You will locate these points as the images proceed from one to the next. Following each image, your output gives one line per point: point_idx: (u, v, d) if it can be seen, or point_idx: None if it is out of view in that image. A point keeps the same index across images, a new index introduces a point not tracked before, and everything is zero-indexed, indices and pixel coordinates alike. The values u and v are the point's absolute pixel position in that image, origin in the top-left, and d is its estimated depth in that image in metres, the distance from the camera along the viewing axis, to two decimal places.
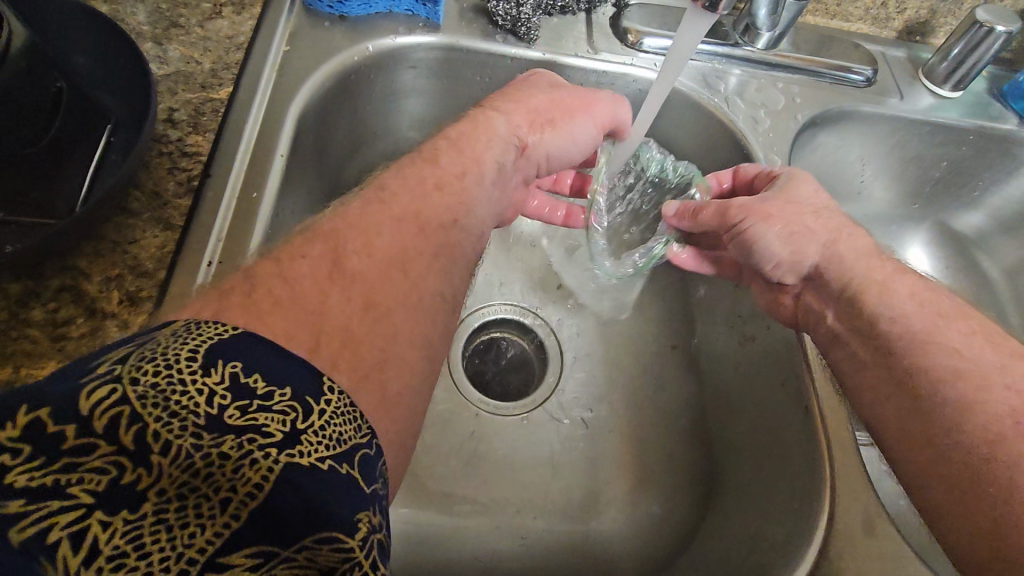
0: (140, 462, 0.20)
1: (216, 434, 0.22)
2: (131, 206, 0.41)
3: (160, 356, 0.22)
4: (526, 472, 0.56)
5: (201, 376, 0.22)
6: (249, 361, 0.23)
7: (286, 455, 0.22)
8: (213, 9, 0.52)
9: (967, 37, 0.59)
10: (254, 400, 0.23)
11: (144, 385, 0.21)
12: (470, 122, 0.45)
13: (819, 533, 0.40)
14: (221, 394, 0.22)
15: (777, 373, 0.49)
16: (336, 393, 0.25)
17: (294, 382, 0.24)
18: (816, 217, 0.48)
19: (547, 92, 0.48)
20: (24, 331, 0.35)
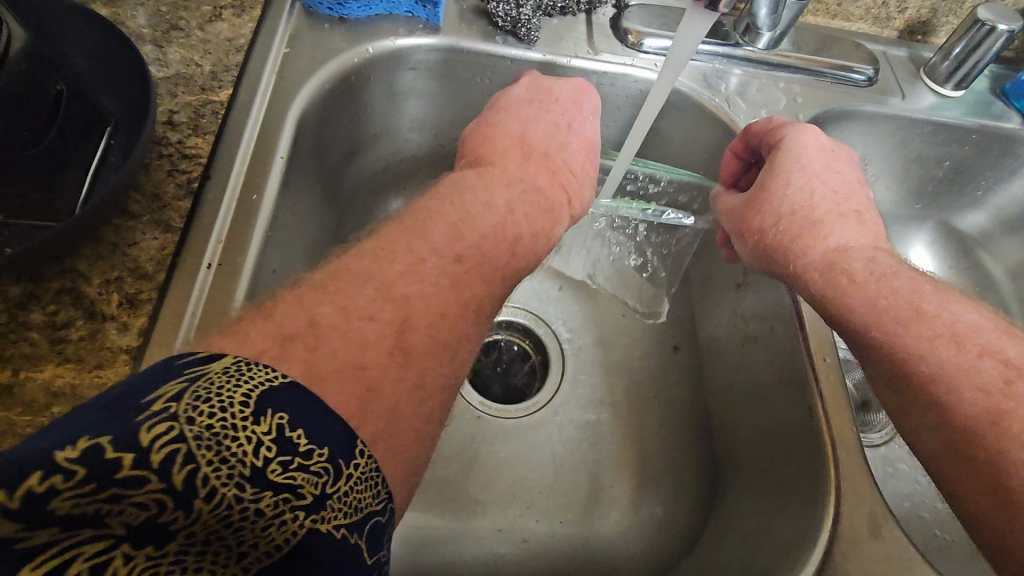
0: (181, 505, 0.21)
1: (256, 489, 0.23)
2: (131, 209, 0.40)
3: (217, 398, 0.23)
4: (528, 474, 0.55)
5: (252, 425, 0.23)
6: (297, 418, 0.24)
7: (310, 520, 0.23)
8: (213, 12, 0.52)
9: (968, 36, 0.59)
10: (297, 457, 0.24)
11: (199, 427, 0.22)
12: (548, 217, 0.44)
13: (825, 534, 0.39)
14: (267, 446, 0.23)
15: (780, 373, 0.48)
16: (365, 457, 0.26)
17: (333, 444, 0.25)
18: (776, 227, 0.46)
19: (583, 163, 0.48)
20: (23, 333, 0.35)
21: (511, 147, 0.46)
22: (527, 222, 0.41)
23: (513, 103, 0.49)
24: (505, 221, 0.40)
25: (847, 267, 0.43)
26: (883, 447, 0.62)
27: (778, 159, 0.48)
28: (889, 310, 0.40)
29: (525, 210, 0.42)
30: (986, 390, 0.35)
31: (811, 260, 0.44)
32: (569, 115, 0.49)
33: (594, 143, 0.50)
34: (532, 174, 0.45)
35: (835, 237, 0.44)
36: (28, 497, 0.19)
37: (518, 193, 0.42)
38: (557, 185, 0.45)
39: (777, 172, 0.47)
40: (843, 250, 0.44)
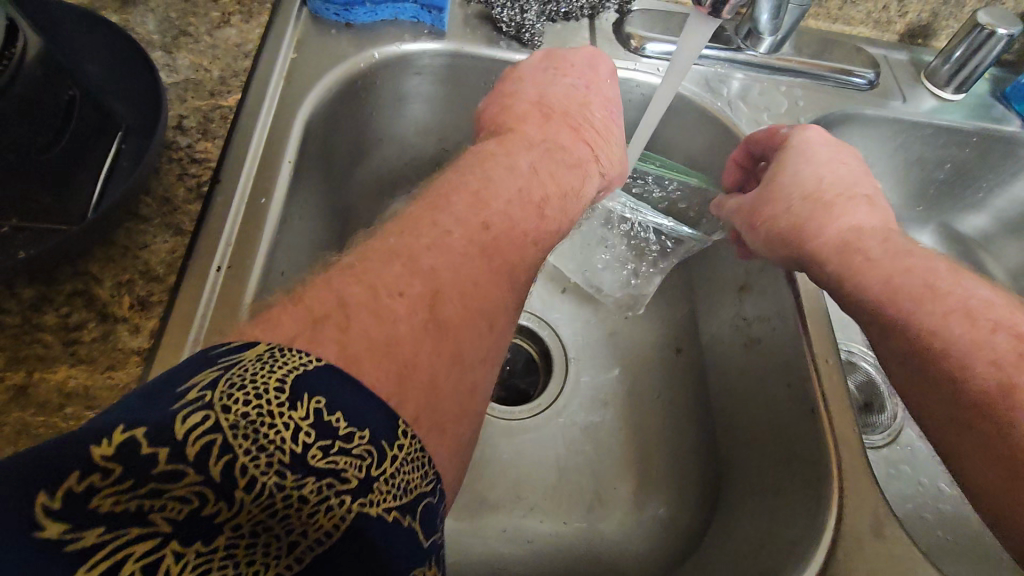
0: (223, 496, 0.21)
1: (298, 475, 0.22)
2: (142, 212, 0.41)
3: (251, 385, 0.23)
4: (533, 475, 0.56)
5: (290, 410, 0.23)
6: (334, 401, 0.24)
7: (359, 505, 0.23)
8: (221, 18, 0.52)
9: (969, 39, 0.60)
10: (336, 441, 0.23)
11: (235, 415, 0.22)
12: (576, 173, 0.45)
13: (828, 533, 0.40)
14: (305, 431, 0.23)
15: (783, 375, 0.49)
16: (408, 438, 0.26)
17: (373, 425, 0.25)
18: (787, 215, 0.48)
19: (614, 126, 0.50)
20: (36, 335, 0.36)
21: (529, 109, 0.46)
22: (552, 184, 0.42)
23: (526, 70, 0.49)
24: (529, 185, 0.41)
25: (860, 245, 0.44)
26: (885, 448, 0.62)
27: (785, 153, 0.49)
28: (904, 287, 0.41)
29: (551, 174, 0.42)
30: (997, 364, 0.36)
31: (825, 240, 0.45)
32: (586, 78, 0.50)
33: (614, 104, 0.51)
34: (554, 137, 0.45)
35: (851, 218, 0.46)
36: (70, 496, 0.19)
37: (540, 152, 0.43)
38: (583, 143, 0.47)
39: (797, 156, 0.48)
40: (857, 229, 0.45)
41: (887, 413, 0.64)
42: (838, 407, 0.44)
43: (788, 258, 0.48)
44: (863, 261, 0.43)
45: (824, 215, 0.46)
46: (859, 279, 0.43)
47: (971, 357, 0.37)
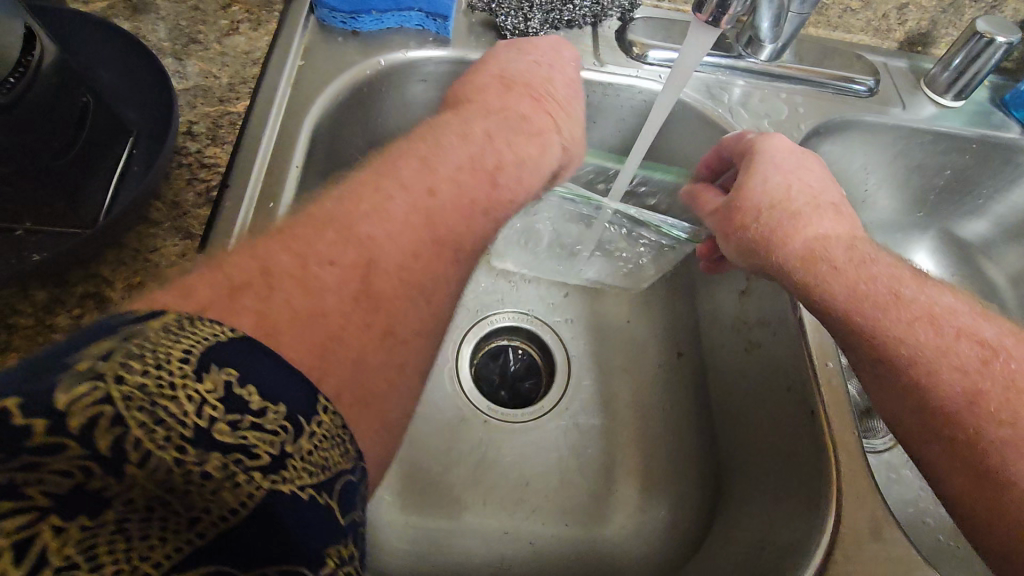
0: (112, 471, 0.18)
1: (202, 451, 0.20)
2: (152, 216, 0.42)
3: (152, 356, 0.21)
4: (535, 478, 0.56)
5: (194, 382, 0.21)
6: (248, 374, 0.23)
7: (271, 480, 0.20)
8: (230, 25, 0.53)
9: (966, 49, 0.61)
10: (247, 416, 0.21)
11: (130, 386, 0.20)
12: (535, 144, 0.46)
13: (825, 536, 0.40)
14: (213, 404, 0.21)
15: (782, 380, 0.49)
16: (328, 415, 0.24)
17: (290, 401, 0.23)
18: (762, 216, 0.46)
19: (580, 114, 0.51)
20: (50, 336, 0.36)
21: (492, 84, 0.49)
22: (509, 150, 0.44)
23: (494, 51, 0.52)
24: (483, 151, 0.43)
25: (825, 255, 0.44)
26: (886, 453, 0.63)
27: (756, 159, 0.47)
28: (869, 296, 0.42)
29: (492, 144, 0.44)
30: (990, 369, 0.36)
31: (793, 249, 0.44)
32: (547, 57, 0.52)
33: (575, 84, 0.52)
34: (517, 110, 0.47)
35: (817, 228, 0.45)
36: None
37: (499, 124, 0.45)
38: (543, 114, 0.48)
39: (769, 158, 0.47)
40: (824, 238, 0.44)
41: None
42: (837, 410, 0.44)
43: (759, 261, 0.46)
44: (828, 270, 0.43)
45: (795, 218, 0.45)
46: (826, 285, 0.43)
47: (941, 371, 0.39)
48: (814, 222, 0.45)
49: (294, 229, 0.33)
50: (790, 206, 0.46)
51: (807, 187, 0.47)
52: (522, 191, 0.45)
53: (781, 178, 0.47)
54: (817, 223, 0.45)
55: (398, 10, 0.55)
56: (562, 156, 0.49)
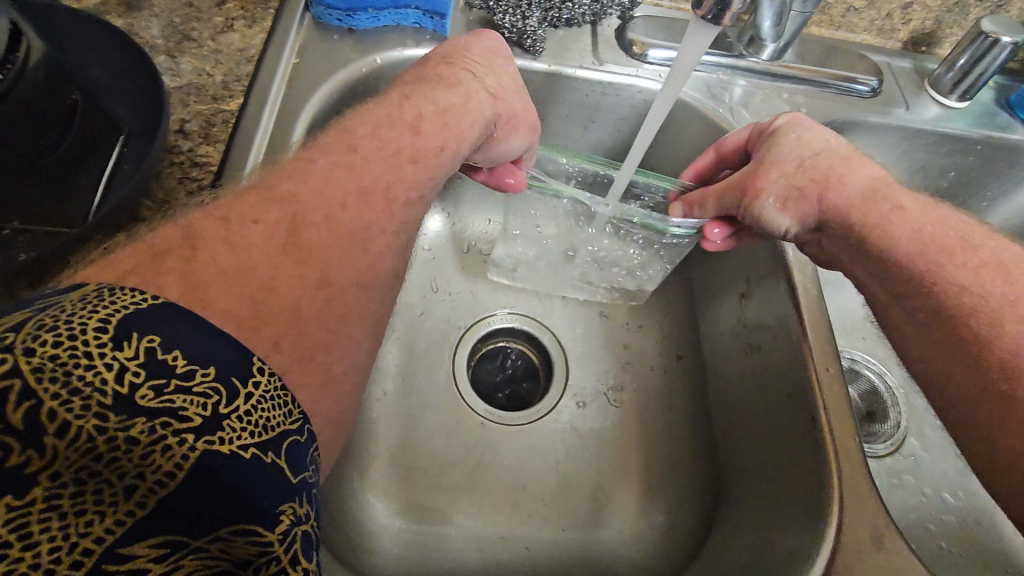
0: (31, 444, 0.20)
1: (125, 417, 0.22)
2: (142, 215, 0.41)
3: (64, 326, 0.22)
4: (532, 482, 0.55)
5: (115, 349, 0.23)
6: (170, 336, 0.24)
7: (203, 443, 0.23)
8: (225, 23, 0.53)
9: (972, 48, 0.59)
10: (172, 379, 0.23)
11: (41, 359, 0.22)
12: (457, 92, 0.45)
13: (826, 545, 0.39)
14: (133, 370, 0.23)
15: (784, 384, 0.48)
16: (266, 375, 0.26)
17: (218, 362, 0.24)
18: (802, 171, 0.47)
19: (511, 73, 0.50)
20: None
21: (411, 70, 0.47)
22: (428, 103, 0.43)
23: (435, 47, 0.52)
24: (399, 108, 0.42)
25: (889, 195, 0.45)
26: (888, 457, 0.62)
27: (783, 126, 0.49)
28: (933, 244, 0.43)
29: (411, 105, 0.43)
30: None
31: (853, 189, 0.46)
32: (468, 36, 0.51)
33: (503, 50, 0.51)
34: (428, 73, 0.46)
35: (872, 171, 0.47)
36: None
37: (414, 85, 0.45)
38: (462, 71, 0.47)
39: (796, 120, 0.49)
40: (879, 182, 0.46)
41: (889, 423, 0.64)
42: (837, 418, 0.43)
43: (806, 211, 0.47)
44: (893, 208, 0.44)
45: (842, 165, 0.46)
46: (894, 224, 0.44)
47: None
48: (861, 168, 0.46)
49: (253, 211, 0.33)
50: (831, 157, 0.47)
51: (839, 141, 0.48)
52: (452, 139, 0.43)
53: (813, 136, 0.48)
54: (864, 168, 0.46)
55: (395, 8, 0.54)
56: (499, 118, 0.47)
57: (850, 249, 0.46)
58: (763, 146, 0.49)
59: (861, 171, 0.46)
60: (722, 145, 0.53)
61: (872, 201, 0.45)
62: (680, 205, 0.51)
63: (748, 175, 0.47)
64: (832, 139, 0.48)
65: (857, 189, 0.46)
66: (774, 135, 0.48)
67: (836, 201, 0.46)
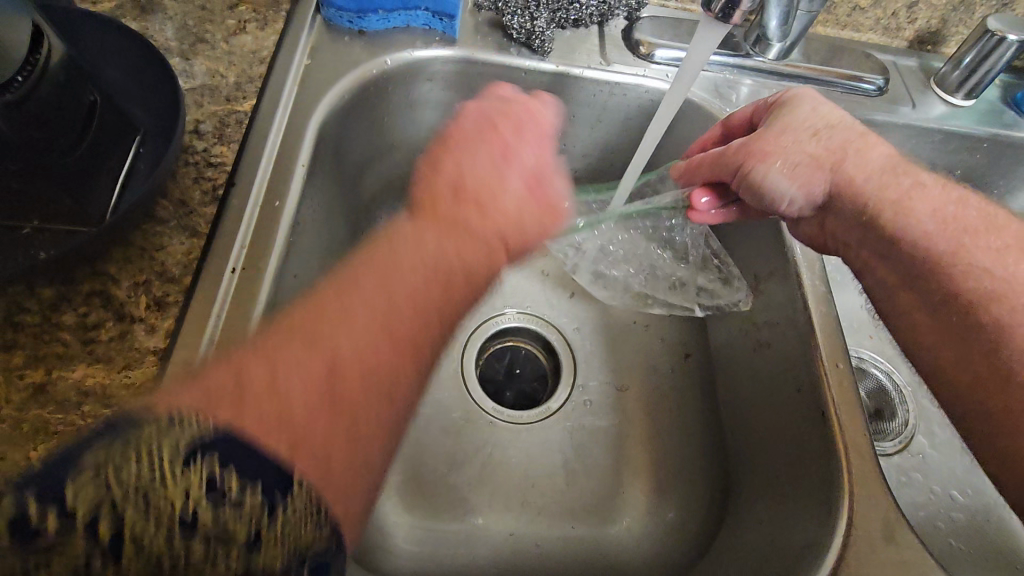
0: (111, 558, 0.22)
1: (185, 534, 0.23)
2: (158, 214, 0.42)
3: (139, 455, 0.24)
4: (542, 480, 0.56)
5: (177, 474, 0.24)
6: (224, 458, 0.25)
7: (245, 559, 0.24)
8: (237, 25, 0.53)
9: (978, 46, 0.59)
10: (222, 499, 0.24)
11: (125, 484, 0.23)
12: (488, 223, 0.48)
13: (837, 538, 0.39)
14: (193, 491, 0.24)
15: (792, 380, 0.48)
16: (301, 489, 0.26)
17: (264, 479, 0.25)
18: (817, 141, 0.47)
19: (547, 164, 0.53)
20: (55, 334, 0.37)
21: (444, 191, 0.48)
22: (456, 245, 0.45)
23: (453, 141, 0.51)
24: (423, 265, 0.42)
25: (908, 171, 0.47)
26: (897, 455, 0.62)
27: (794, 96, 0.49)
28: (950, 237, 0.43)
29: (465, 228, 0.47)
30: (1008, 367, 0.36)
31: (873, 166, 0.47)
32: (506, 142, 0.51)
33: (538, 152, 0.52)
34: (460, 214, 0.47)
35: (884, 149, 0.48)
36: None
37: (445, 229, 0.46)
38: (489, 210, 0.48)
39: (806, 93, 0.50)
40: (890, 158, 0.47)
41: (898, 420, 0.64)
42: (845, 412, 0.44)
43: (814, 183, 0.48)
44: (913, 184, 0.46)
45: (852, 137, 0.47)
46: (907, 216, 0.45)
47: None
48: (871, 141, 0.48)
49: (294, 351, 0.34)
50: (841, 129, 0.48)
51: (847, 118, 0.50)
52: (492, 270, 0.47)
53: (823, 107, 0.49)
54: (874, 142, 0.48)
55: (404, 9, 0.55)
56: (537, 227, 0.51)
57: (863, 230, 0.47)
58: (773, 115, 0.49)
59: (872, 145, 0.47)
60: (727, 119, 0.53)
61: (887, 172, 0.47)
62: (677, 176, 0.53)
63: (753, 140, 0.48)
64: (841, 113, 0.49)
65: (871, 160, 0.47)
66: (787, 105, 0.49)
67: (848, 173, 0.47)
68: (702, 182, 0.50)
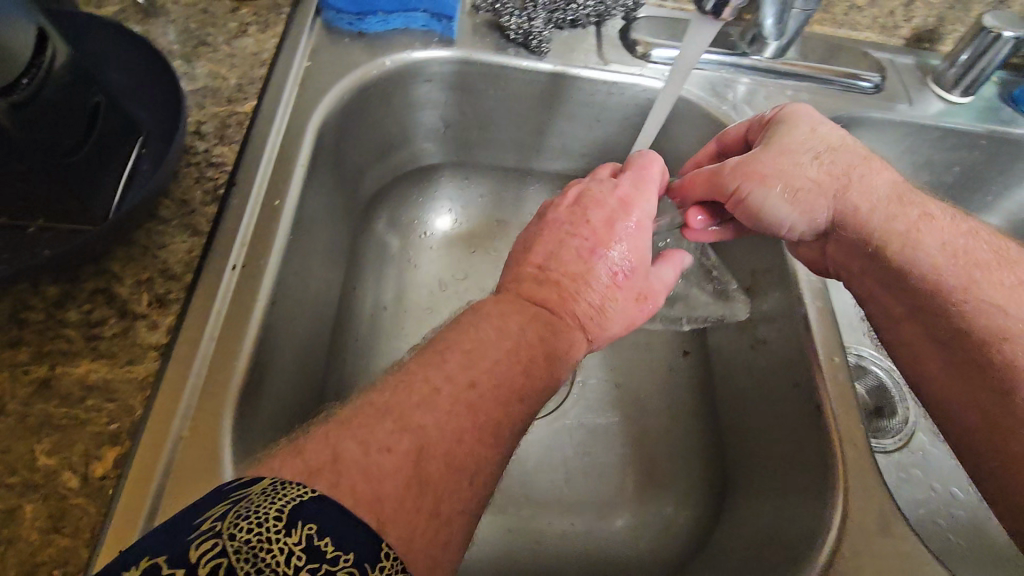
0: None
1: None
2: (161, 214, 0.43)
3: (254, 513, 0.23)
4: (541, 477, 0.56)
5: (284, 535, 0.23)
6: (325, 522, 0.24)
7: None
8: (239, 28, 0.54)
9: (975, 43, 0.60)
10: (323, 563, 0.23)
11: (239, 540, 0.22)
12: (600, 270, 0.42)
13: (833, 531, 0.39)
14: (298, 554, 0.22)
15: (789, 375, 0.48)
16: (392, 560, 0.24)
17: (359, 548, 0.24)
18: (819, 165, 0.46)
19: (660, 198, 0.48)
20: (59, 330, 0.37)
21: (529, 274, 0.42)
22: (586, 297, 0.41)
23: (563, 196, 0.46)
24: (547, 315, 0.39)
25: (915, 201, 0.45)
26: (897, 453, 0.62)
27: (792, 116, 0.48)
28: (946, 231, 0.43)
29: (579, 279, 0.41)
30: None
31: (879, 194, 0.45)
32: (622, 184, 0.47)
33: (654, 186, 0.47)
34: (573, 262, 0.42)
35: (890, 175, 0.46)
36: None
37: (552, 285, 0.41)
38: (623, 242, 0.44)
39: (806, 113, 0.48)
40: (896, 186, 0.46)
41: (898, 418, 0.64)
42: (843, 406, 0.44)
43: (814, 208, 0.47)
44: (920, 215, 0.44)
45: (855, 164, 0.46)
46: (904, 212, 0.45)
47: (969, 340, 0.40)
48: (876, 168, 0.46)
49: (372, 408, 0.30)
50: (844, 155, 0.46)
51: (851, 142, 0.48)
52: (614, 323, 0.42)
53: (823, 129, 0.47)
54: (879, 168, 0.46)
55: (403, 11, 0.55)
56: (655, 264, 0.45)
57: (865, 257, 0.46)
58: (769, 135, 0.48)
59: (877, 172, 0.46)
60: (724, 135, 0.53)
61: (894, 201, 0.45)
62: (672, 195, 0.53)
63: (748, 161, 0.47)
64: (843, 137, 0.48)
65: (876, 188, 0.45)
66: (783, 125, 0.48)
67: (852, 201, 0.45)
68: (696, 200, 0.51)
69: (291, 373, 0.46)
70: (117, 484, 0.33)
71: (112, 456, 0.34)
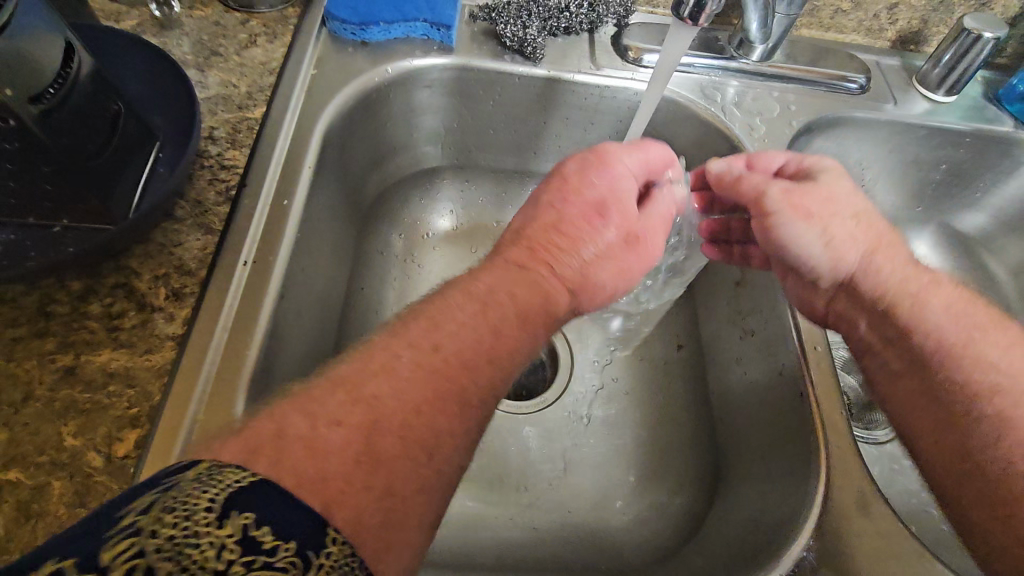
0: None
1: None
2: (177, 214, 0.46)
3: (182, 505, 0.22)
4: (539, 466, 0.58)
5: (216, 528, 0.22)
6: (263, 511, 0.23)
7: None
8: (248, 39, 0.57)
9: (957, 44, 0.62)
10: (260, 555, 0.22)
11: (164, 536, 0.21)
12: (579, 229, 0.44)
13: (815, 510, 0.41)
14: (231, 547, 0.22)
15: (775, 363, 0.50)
16: (339, 544, 0.24)
17: (301, 535, 0.23)
18: (855, 222, 0.45)
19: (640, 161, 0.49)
20: (82, 322, 0.40)
21: (507, 237, 0.44)
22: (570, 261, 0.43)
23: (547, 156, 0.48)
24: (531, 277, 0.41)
25: (931, 274, 0.45)
26: (888, 444, 0.63)
27: (834, 171, 0.48)
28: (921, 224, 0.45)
29: (558, 243, 0.43)
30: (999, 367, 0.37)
31: (898, 263, 0.45)
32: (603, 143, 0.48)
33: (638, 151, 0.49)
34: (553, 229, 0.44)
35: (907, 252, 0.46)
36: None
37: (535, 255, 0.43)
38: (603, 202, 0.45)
39: (846, 175, 0.48)
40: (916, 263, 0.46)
41: None
42: (825, 392, 0.46)
43: (841, 257, 0.45)
44: (931, 283, 0.44)
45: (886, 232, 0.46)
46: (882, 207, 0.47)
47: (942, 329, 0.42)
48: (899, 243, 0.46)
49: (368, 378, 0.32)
50: (876, 221, 0.46)
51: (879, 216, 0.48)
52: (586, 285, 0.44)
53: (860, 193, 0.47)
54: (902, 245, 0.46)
55: (404, 21, 0.58)
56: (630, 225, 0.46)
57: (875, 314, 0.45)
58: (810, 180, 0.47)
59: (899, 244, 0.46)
60: (754, 159, 0.50)
61: (918, 275, 0.45)
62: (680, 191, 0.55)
63: (787, 197, 0.45)
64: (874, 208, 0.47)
65: (898, 259, 0.45)
66: (829, 174, 0.47)
67: (878, 262, 0.45)
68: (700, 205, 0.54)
69: (298, 365, 0.48)
70: (136, 462, 0.36)
71: (133, 437, 0.36)
